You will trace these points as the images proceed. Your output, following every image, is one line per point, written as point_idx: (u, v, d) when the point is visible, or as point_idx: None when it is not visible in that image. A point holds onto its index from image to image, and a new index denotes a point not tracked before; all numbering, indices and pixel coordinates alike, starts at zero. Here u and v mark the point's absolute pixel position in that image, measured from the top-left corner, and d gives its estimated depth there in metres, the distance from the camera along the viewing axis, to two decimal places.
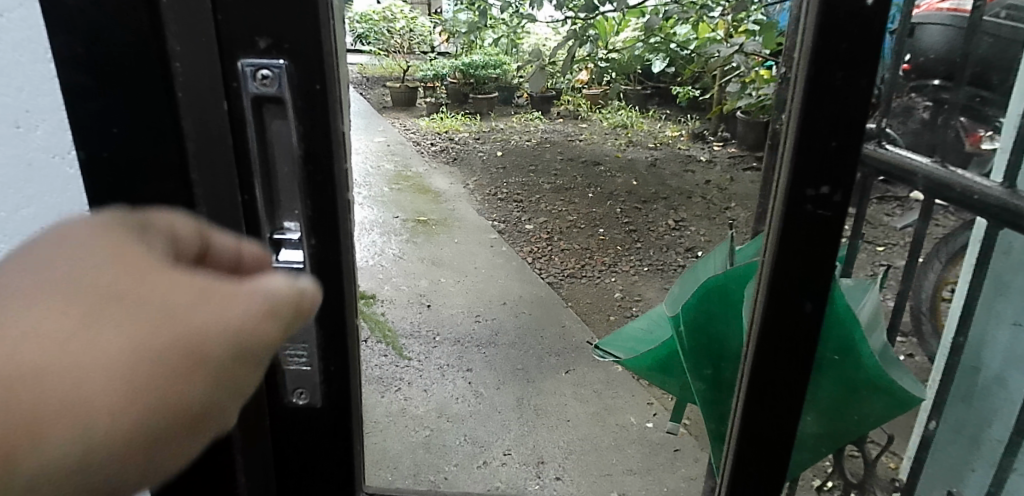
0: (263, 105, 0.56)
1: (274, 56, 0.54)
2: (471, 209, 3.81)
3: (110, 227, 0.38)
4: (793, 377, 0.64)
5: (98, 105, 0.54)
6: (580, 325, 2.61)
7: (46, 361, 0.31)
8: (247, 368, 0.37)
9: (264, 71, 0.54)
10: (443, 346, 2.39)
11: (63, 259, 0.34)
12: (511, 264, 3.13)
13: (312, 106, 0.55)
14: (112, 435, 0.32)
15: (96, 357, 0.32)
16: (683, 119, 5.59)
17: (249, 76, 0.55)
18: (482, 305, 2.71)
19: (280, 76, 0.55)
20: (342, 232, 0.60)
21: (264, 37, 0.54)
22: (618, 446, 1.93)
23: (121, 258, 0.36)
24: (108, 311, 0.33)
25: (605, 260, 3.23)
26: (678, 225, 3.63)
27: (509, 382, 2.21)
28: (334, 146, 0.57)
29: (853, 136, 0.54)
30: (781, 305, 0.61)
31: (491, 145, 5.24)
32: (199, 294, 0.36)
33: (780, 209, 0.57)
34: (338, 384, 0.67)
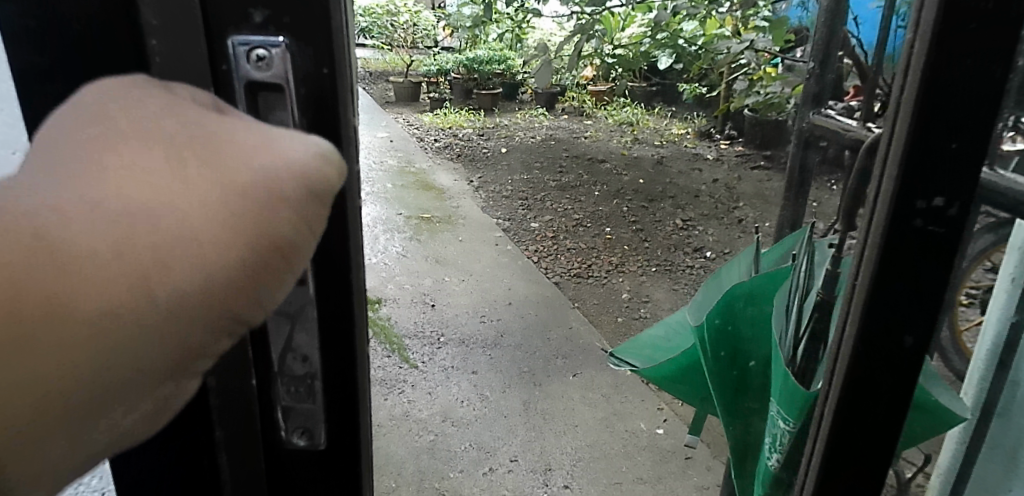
0: (257, 95, 0.44)
1: (273, 32, 0.43)
2: (476, 206, 3.75)
3: (151, 93, 0.37)
4: (887, 419, 0.54)
5: (52, 88, 0.43)
6: (588, 327, 2.56)
7: (142, 200, 0.31)
8: (325, 204, 0.35)
9: (259, 51, 0.43)
10: (448, 347, 2.33)
11: (129, 120, 0.34)
12: (516, 263, 3.07)
13: (321, 96, 0.44)
14: (220, 269, 0.31)
15: (187, 191, 0.31)
16: (689, 116, 5.53)
17: (241, 57, 0.43)
18: (487, 305, 2.65)
19: (279, 58, 0.43)
20: (353, 271, 0.48)
21: (260, 9, 0.43)
22: (627, 453, 1.87)
23: (180, 116, 0.35)
24: (188, 152, 0.33)
25: (612, 260, 3.17)
26: (686, 225, 3.57)
27: (515, 385, 2.15)
28: (345, 146, 0.46)
29: (976, 139, 0.46)
30: (880, 338, 0.51)
31: (496, 142, 5.17)
32: (264, 135, 0.35)
33: (882, 224, 0.48)
34: (349, 446, 0.55)
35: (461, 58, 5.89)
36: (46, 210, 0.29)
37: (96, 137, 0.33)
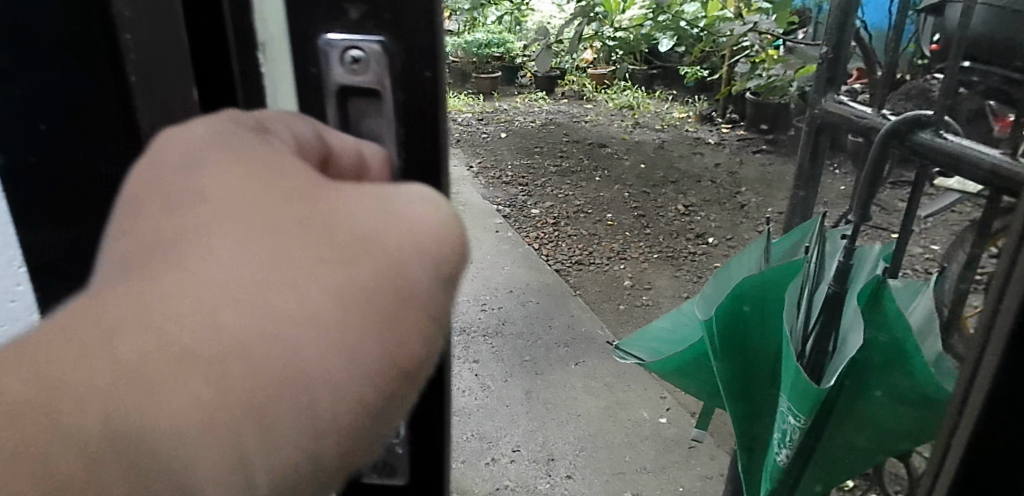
0: (348, 99, 0.44)
1: (368, 32, 0.42)
2: (476, 192, 3.72)
3: (239, 146, 0.33)
4: None
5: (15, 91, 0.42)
6: (590, 315, 2.53)
7: (248, 327, 0.27)
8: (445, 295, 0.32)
9: (354, 52, 0.43)
10: None
11: (215, 191, 0.31)
12: (517, 250, 3.05)
13: (417, 98, 0.44)
14: (339, 407, 0.28)
15: (299, 311, 0.28)
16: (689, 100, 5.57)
17: (336, 58, 0.43)
18: (488, 292, 2.63)
19: (374, 59, 0.43)
20: None
21: (356, 7, 0.42)
22: (630, 443, 1.86)
23: (273, 179, 0.32)
24: (301, 244, 0.30)
25: (613, 247, 3.13)
26: (688, 210, 3.54)
27: (517, 375, 2.14)
28: (439, 146, 0.46)
29: None
30: None
31: (495, 127, 5.12)
32: (376, 218, 0.31)
33: None
34: (433, 468, 0.59)
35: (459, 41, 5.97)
36: (121, 362, 0.25)
37: (185, 229, 0.30)
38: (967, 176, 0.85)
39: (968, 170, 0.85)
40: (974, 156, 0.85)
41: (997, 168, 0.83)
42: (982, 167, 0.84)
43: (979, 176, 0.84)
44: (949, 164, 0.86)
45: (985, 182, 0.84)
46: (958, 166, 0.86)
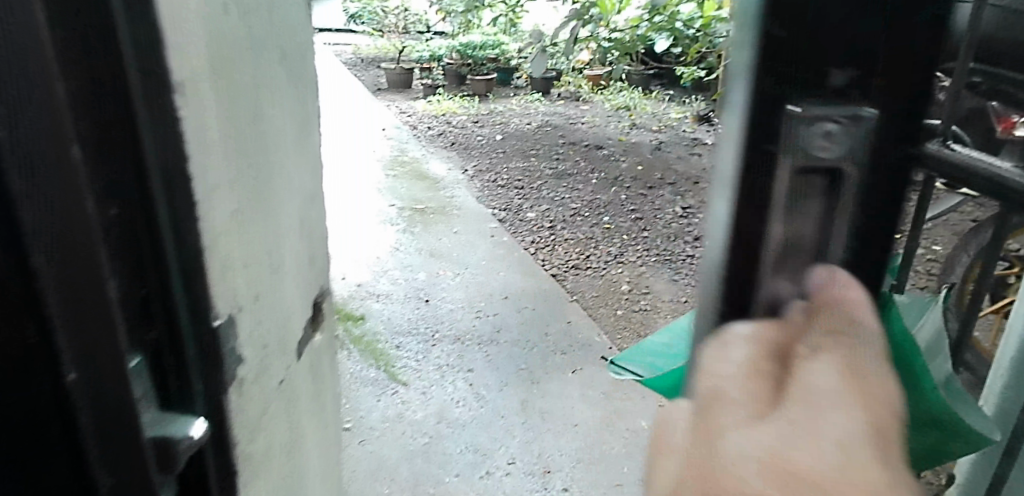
0: (808, 176, 0.39)
1: (859, 101, 0.38)
2: (471, 196, 3.69)
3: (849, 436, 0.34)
4: None
5: None
6: (587, 321, 2.48)
7: None
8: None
9: (831, 124, 0.38)
10: (443, 344, 2.28)
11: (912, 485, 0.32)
12: (512, 255, 2.99)
13: (876, 181, 0.40)
14: None
15: None
16: (688, 100, 5.76)
17: (811, 127, 0.38)
18: (483, 299, 2.59)
19: (854, 131, 0.38)
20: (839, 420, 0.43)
21: (848, 70, 0.37)
22: (629, 454, 1.81)
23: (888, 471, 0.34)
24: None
25: (610, 251, 3.08)
26: (685, 212, 3.49)
27: (512, 383, 2.09)
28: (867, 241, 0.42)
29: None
30: None
31: (491, 129, 5.06)
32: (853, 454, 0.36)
33: None
34: None
35: (454, 44, 6.09)
36: None
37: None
38: (980, 190, 0.80)
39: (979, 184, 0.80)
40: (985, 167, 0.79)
41: (1009, 184, 0.78)
42: (993, 183, 0.79)
43: (993, 192, 0.79)
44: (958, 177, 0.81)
45: (999, 198, 0.79)
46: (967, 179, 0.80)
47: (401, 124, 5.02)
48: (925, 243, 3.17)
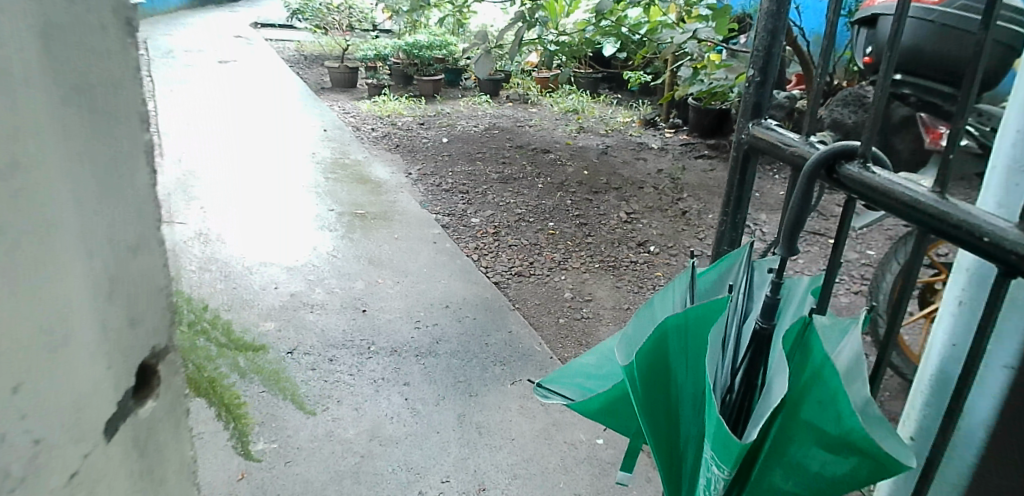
0: None
1: None
2: (414, 200, 3.61)
3: None
4: None
5: None
6: (529, 330, 2.43)
7: None
8: None
9: None
10: (378, 356, 2.21)
11: None
12: (454, 261, 2.92)
13: None
14: None
15: None
16: (635, 104, 5.80)
17: None
18: (422, 309, 2.52)
19: None
20: None
21: None
22: (565, 467, 1.78)
23: None
24: None
25: (554, 257, 3.05)
26: (630, 218, 3.49)
27: (449, 397, 2.04)
28: None
29: None
30: None
31: (437, 131, 4.99)
32: None
33: None
34: None
35: (400, 44, 5.98)
36: None
37: None
38: (894, 211, 0.80)
39: (891, 204, 0.80)
40: (900, 192, 0.79)
41: (920, 206, 0.76)
42: (904, 204, 0.78)
43: (906, 214, 0.78)
44: (872, 198, 0.82)
45: (911, 220, 0.78)
46: (883, 203, 0.81)
47: (344, 125, 4.91)
48: (860, 248, 3.23)
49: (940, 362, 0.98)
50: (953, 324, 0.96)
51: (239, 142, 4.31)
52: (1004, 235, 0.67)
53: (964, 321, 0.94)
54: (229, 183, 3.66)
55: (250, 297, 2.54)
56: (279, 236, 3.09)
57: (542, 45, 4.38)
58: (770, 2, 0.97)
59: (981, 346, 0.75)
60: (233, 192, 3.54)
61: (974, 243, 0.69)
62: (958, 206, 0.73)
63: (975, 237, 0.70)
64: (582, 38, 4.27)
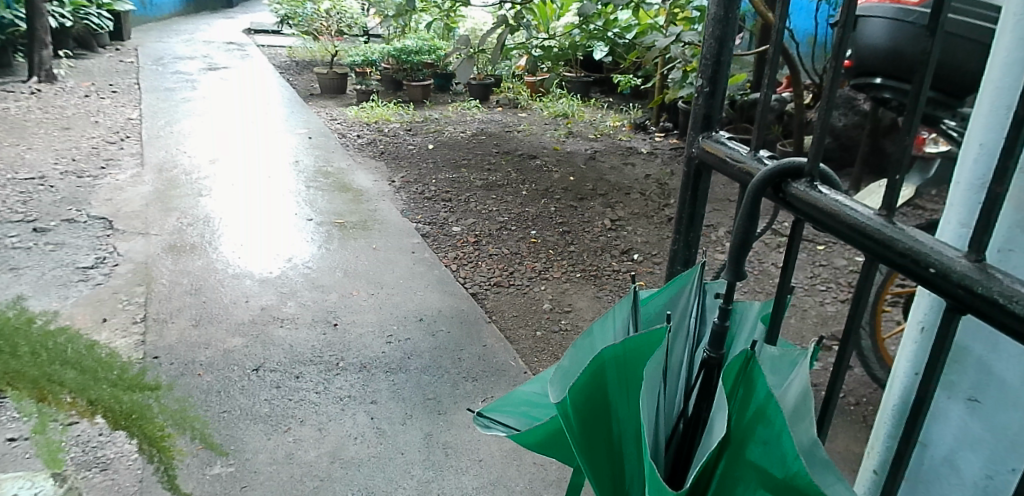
0: None
1: None
2: (395, 209, 3.55)
3: None
4: None
5: None
6: (504, 345, 2.36)
7: None
8: None
9: None
10: (346, 373, 2.14)
11: None
12: (432, 272, 2.86)
13: None
14: None
15: None
16: (625, 108, 5.74)
17: None
18: (396, 322, 2.46)
19: None
20: None
21: None
22: (533, 491, 1.71)
23: None
24: None
25: (534, 267, 2.98)
26: (614, 225, 3.42)
27: (417, 415, 1.97)
28: None
29: None
30: None
31: (424, 137, 4.92)
32: None
33: None
34: None
35: (388, 49, 5.93)
36: None
37: None
38: (842, 237, 0.72)
39: (838, 228, 0.73)
40: (850, 214, 0.72)
41: (868, 230, 0.69)
42: (850, 228, 0.71)
43: (854, 240, 0.71)
44: (819, 221, 0.74)
45: (859, 247, 0.70)
46: (832, 226, 0.73)
47: (329, 131, 4.86)
48: (848, 255, 3.16)
49: (903, 392, 0.91)
50: (915, 352, 0.89)
51: (221, 151, 4.25)
52: (954, 265, 0.60)
53: (925, 349, 0.88)
54: (207, 192, 3.60)
55: (220, 312, 2.48)
56: (255, 246, 3.04)
57: (529, 49, 4.35)
58: (717, 6, 0.88)
59: (934, 386, 0.67)
60: (210, 202, 3.48)
61: (923, 275, 0.62)
62: (906, 231, 0.66)
63: (924, 268, 0.63)
64: (570, 42, 4.27)
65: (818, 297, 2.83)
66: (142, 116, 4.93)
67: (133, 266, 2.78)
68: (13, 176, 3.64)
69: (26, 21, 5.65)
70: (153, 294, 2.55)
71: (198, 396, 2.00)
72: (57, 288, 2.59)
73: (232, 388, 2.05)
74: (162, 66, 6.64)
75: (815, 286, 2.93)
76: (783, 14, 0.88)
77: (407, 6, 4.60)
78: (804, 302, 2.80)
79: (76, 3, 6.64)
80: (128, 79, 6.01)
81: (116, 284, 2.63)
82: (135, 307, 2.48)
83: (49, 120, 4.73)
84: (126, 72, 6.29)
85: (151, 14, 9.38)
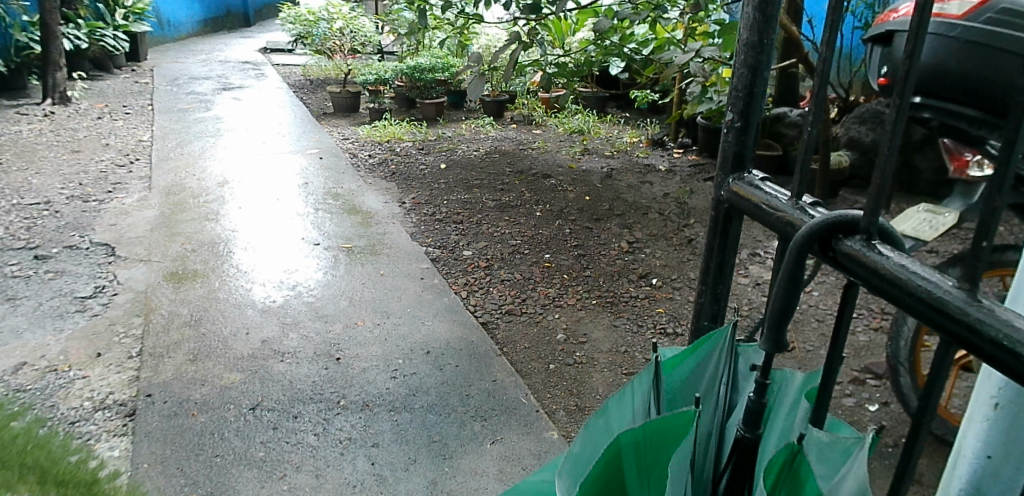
0: None
1: None
2: (405, 232, 3.44)
3: None
4: None
5: None
6: (515, 379, 2.23)
7: None
8: None
9: None
10: (347, 413, 2.02)
11: None
12: (440, 300, 2.74)
13: None
14: None
15: None
16: (642, 124, 5.61)
17: None
18: (401, 356, 2.33)
19: None
20: None
21: None
22: None
23: None
24: None
25: (548, 293, 2.85)
26: (631, 248, 3.28)
27: (421, 460, 1.84)
28: None
29: None
30: None
31: (436, 156, 4.82)
32: None
33: None
34: None
35: (401, 67, 5.84)
36: None
37: None
38: (908, 309, 0.59)
39: (901, 300, 0.59)
40: (920, 280, 0.58)
41: (944, 306, 0.56)
42: (920, 301, 0.57)
43: (927, 317, 0.57)
44: (879, 289, 0.61)
45: (933, 324, 0.57)
46: (896, 295, 0.60)
47: (341, 151, 4.78)
48: None
49: (972, 476, 0.78)
50: (988, 431, 0.77)
51: (230, 173, 4.18)
52: None
53: (999, 429, 0.75)
54: (213, 216, 3.52)
55: (218, 345, 2.37)
56: (259, 272, 2.94)
57: (542, 67, 4.24)
58: (750, 30, 0.76)
59: None
60: (215, 227, 3.39)
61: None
62: (995, 311, 0.53)
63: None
64: (585, 58, 4.15)
65: (848, 324, 2.66)
66: (153, 138, 4.89)
67: (133, 295, 2.69)
68: (19, 201, 3.59)
69: (41, 44, 5.66)
70: (148, 328, 2.45)
71: (190, 439, 1.89)
72: (53, 320, 2.51)
73: (227, 430, 1.94)
74: (176, 86, 6.63)
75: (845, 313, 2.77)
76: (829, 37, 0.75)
77: (417, 22, 4.51)
78: None
79: (92, 25, 6.65)
80: (141, 100, 6.00)
81: (114, 315, 2.54)
82: (131, 341, 2.39)
83: (61, 143, 4.69)
84: (140, 93, 6.28)
85: (170, 34, 9.44)
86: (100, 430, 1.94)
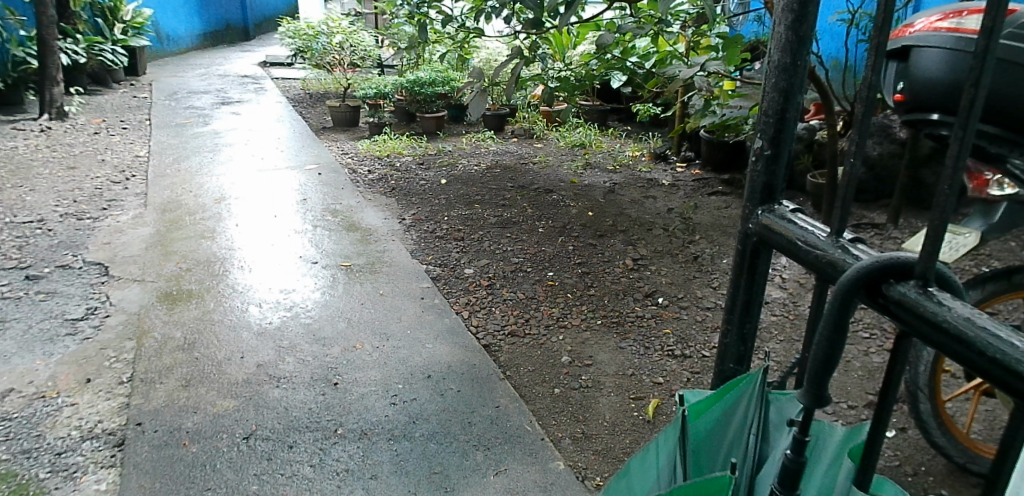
0: None
1: None
2: (405, 250, 3.37)
3: None
4: None
5: None
6: (519, 405, 2.15)
7: None
8: None
9: None
10: (344, 442, 1.94)
11: None
12: (441, 321, 2.66)
13: None
14: None
15: None
16: (644, 137, 5.56)
17: None
18: (401, 380, 2.26)
19: None
20: None
21: None
22: None
23: None
24: None
25: (552, 313, 2.78)
26: (636, 265, 3.21)
27: (421, 492, 1.76)
28: None
29: None
30: None
31: (436, 171, 4.75)
32: None
33: None
34: None
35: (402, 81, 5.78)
36: None
37: None
38: (977, 369, 0.52)
39: (967, 357, 0.52)
40: (989, 337, 0.51)
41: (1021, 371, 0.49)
42: (989, 361, 0.51)
43: (999, 380, 0.50)
44: (939, 344, 0.54)
45: (1007, 390, 0.50)
46: (961, 351, 0.53)
47: (340, 166, 4.72)
48: None
49: None
50: None
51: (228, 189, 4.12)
52: None
53: None
54: (209, 234, 3.45)
55: (212, 370, 2.29)
56: (255, 292, 2.87)
57: (544, 81, 4.18)
58: (783, 52, 0.70)
59: None
60: (210, 245, 3.32)
61: None
62: None
63: None
64: (587, 72, 4.10)
65: (861, 345, 2.59)
66: (150, 154, 4.83)
67: (125, 317, 2.61)
68: (12, 220, 3.52)
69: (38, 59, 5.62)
70: (139, 352, 2.37)
71: (181, 471, 1.81)
72: (41, 344, 2.43)
73: (219, 461, 1.86)
74: (175, 101, 6.58)
75: (857, 333, 2.69)
76: (876, 60, 0.69)
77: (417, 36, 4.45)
78: (846, 351, 2.56)
79: (90, 40, 6.61)
80: (139, 115, 5.95)
81: (105, 339, 2.47)
82: (122, 366, 2.31)
83: (56, 159, 4.63)
84: (138, 108, 6.23)
85: (169, 48, 9.42)
86: (87, 461, 1.87)
